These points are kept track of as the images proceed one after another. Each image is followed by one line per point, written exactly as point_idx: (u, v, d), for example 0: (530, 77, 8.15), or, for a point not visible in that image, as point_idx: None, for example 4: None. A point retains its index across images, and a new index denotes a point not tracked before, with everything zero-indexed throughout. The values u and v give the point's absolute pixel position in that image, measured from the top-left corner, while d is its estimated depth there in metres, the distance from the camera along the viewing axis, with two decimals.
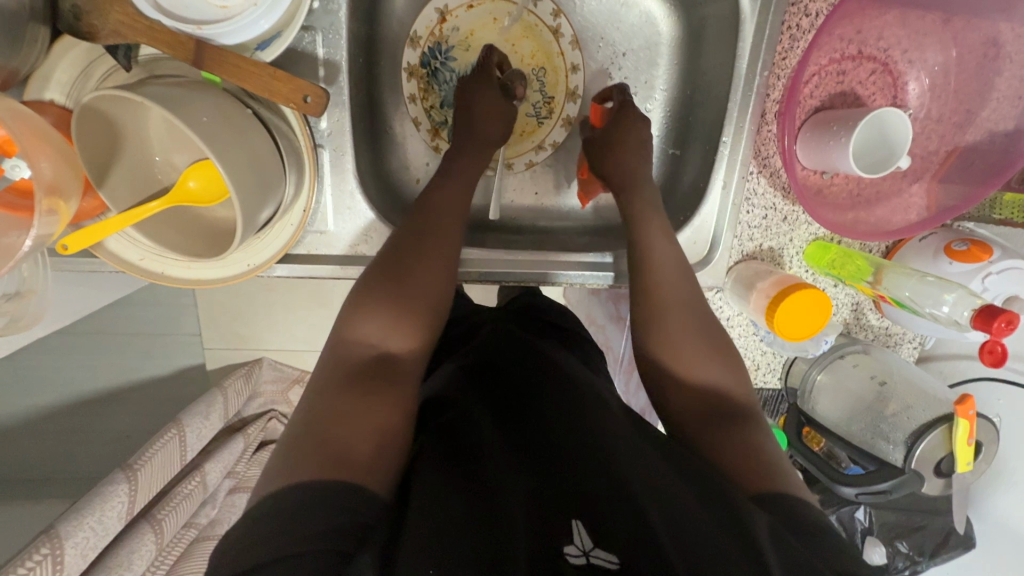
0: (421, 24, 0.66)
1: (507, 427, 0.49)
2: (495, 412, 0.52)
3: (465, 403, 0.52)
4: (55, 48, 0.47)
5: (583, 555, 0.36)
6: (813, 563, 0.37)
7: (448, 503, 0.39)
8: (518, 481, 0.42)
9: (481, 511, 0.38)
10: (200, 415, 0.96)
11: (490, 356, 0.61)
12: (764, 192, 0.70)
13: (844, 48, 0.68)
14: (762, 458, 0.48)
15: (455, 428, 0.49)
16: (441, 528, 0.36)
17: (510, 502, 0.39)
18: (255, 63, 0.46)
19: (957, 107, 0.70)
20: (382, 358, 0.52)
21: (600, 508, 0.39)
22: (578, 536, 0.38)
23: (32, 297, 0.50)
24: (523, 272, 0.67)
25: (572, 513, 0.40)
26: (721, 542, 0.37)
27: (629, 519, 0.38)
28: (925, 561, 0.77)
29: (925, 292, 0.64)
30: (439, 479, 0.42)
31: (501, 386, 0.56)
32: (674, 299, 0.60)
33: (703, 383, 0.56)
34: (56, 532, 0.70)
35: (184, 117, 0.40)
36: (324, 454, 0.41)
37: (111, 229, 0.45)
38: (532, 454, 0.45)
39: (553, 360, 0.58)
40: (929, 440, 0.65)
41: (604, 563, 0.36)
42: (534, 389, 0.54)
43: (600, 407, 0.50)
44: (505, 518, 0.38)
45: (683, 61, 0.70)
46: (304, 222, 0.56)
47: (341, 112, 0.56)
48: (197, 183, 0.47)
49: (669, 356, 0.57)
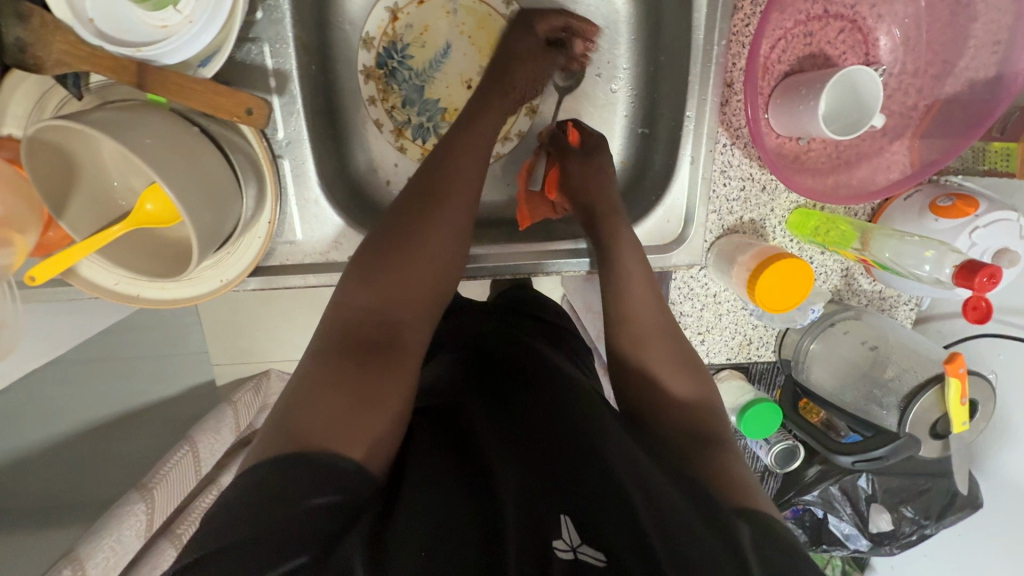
0: (373, 24, 0.66)
1: (502, 415, 0.49)
2: (488, 400, 0.52)
3: (456, 399, 0.52)
4: (6, 83, 0.48)
5: (571, 550, 0.37)
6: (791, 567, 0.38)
7: (438, 505, 0.40)
8: (510, 468, 0.42)
9: (472, 513, 0.39)
10: (210, 430, 0.97)
11: (480, 351, 0.61)
12: (739, 163, 0.68)
13: (808, 9, 0.66)
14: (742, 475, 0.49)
15: (445, 427, 0.49)
16: (430, 533, 0.37)
17: (505, 493, 0.40)
18: (198, 81, 0.46)
19: (933, 58, 0.68)
20: (389, 318, 0.51)
21: (590, 504, 0.40)
22: (566, 530, 0.38)
23: (4, 331, 0.49)
24: (528, 265, 0.67)
25: (563, 505, 0.40)
26: (709, 540, 0.38)
27: (616, 520, 0.39)
28: (933, 524, 0.76)
29: (906, 252, 0.62)
30: (429, 478, 0.42)
31: (493, 377, 0.56)
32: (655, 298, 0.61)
33: (683, 392, 0.56)
34: (77, 554, 0.72)
35: (130, 143, 0.41)
36: (333, 422, 0.42)
37: (74, 257, 0.45)
38: (526, 442, 0.45)
39: (544, 355, 0.59)
40: (922, 402, 0.64)
41: (591, 560, 0.37)
42: (529, 378, 0.54)
43: (593, 401, 0.50)
44: (497, 515, 0.38)
45: (645, 37, 0.69)
46: (270, 234, 0.56)
47: (297, 121, 0.56)
48: (155, 206, 0.47)
49: (655, 362, 0.58)
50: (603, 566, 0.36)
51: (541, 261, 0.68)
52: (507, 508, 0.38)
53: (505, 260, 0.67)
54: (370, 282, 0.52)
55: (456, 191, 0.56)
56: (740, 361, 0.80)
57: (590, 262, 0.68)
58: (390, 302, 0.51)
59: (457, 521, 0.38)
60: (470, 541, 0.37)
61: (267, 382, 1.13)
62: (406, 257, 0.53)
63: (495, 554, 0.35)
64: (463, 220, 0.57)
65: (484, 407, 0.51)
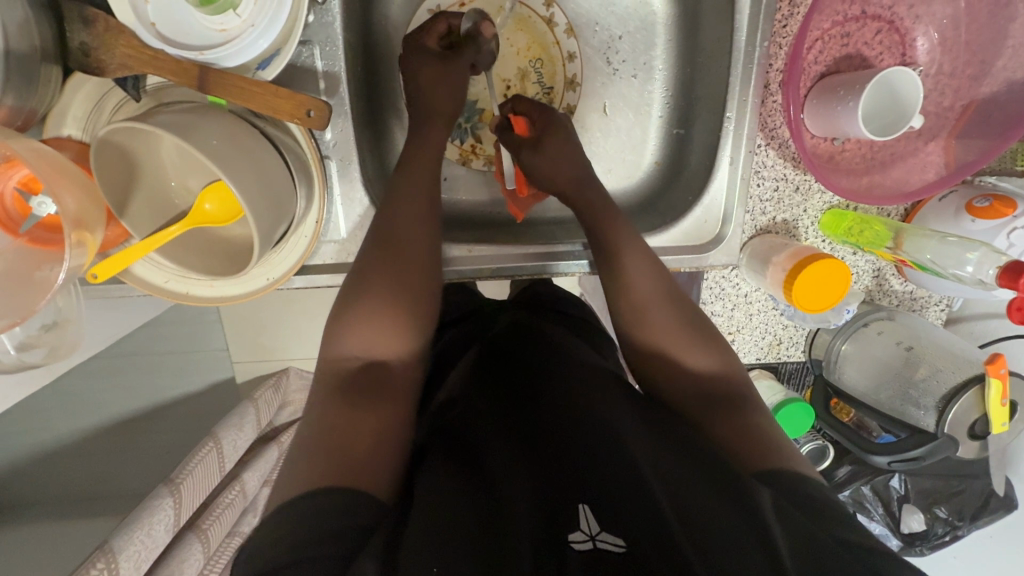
0: (416, 26, 0.67)
1: (512, 415, 0.50)
2: (501, 399, 0.53)
3: (470, 397, 0.53)
4: (68, 85, 0.49)
5: (590, 540, 0.37)
6: (819, 536, 0.38)
7: (450, 503, 0.40)
8: (522, 470, 0.43)
9: (484, 510, 0.39)
10: (233, 427, 0.99)
11: (500, 351, 0.62)
12: (774, 164, 0.68)
13: (846, 9, 0.66)
14: (763, 439, 0.49)
15: (458, 425, 0.50)
16: (443, 531, 0.37)
17: (514, 495, 0.40)
18: (258, 83, 0.47)
19: (971, 58, 0.68)
20: (376, 365, 0.51)
21: (605, 493, 0.40)
22: (584, 521, 0.38)
23: (68, 327, 0.52)
24: (523, 267, 0.67)
25: (578, 496, 0.40)
26: (731, 525, 0.38)
27: (633, 504, 0.39)
28: (965, 525, 0.77)
29: (946, 253, 0.62)
30: (444, 478, 0.43)
31: (507, 375, 0.57)
32: (671, 291, 0.59)
33: (695, 367, 0.56)
34: (110, 546, 0.73)
35: (194, 142, 0.42)
36: (327, 465, 0.42)
37: (135, 256, 0.46)
38: (535, 443, 0.46)
39: (558, 347, 0.59)
40: (961, 403, 0.64)
41: (610, 547, 0.37)
42: (538, 378, 0.54)
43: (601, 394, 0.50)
44: (509, 514, 0.39)
45: (681, 39, 0.70)
46: (317, 233, 0.57)
47: (344, 122, 0.57)
48: (213, 206, 0.49)
49: (669, 341, 0.57)
50: (623, 552, 0.37)
51: (535, 264, 0.67)
52: (516, 509, 0.39)
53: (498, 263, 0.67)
54: (355, 323, 0.53)
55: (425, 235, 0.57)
56: (770, 361, 0.80)
57: (586, 261, 0.68)
58: (373, 352, 0.52)
59: (471, 517, 0.39)
60: (484, 539, 0.37)
61: (286, 380, 1.15)
62: (375, 304, 0.53)
63: (509, 549, 0.36)
64: (429, 263, 0.57)
65: (493, 407, 0.51)
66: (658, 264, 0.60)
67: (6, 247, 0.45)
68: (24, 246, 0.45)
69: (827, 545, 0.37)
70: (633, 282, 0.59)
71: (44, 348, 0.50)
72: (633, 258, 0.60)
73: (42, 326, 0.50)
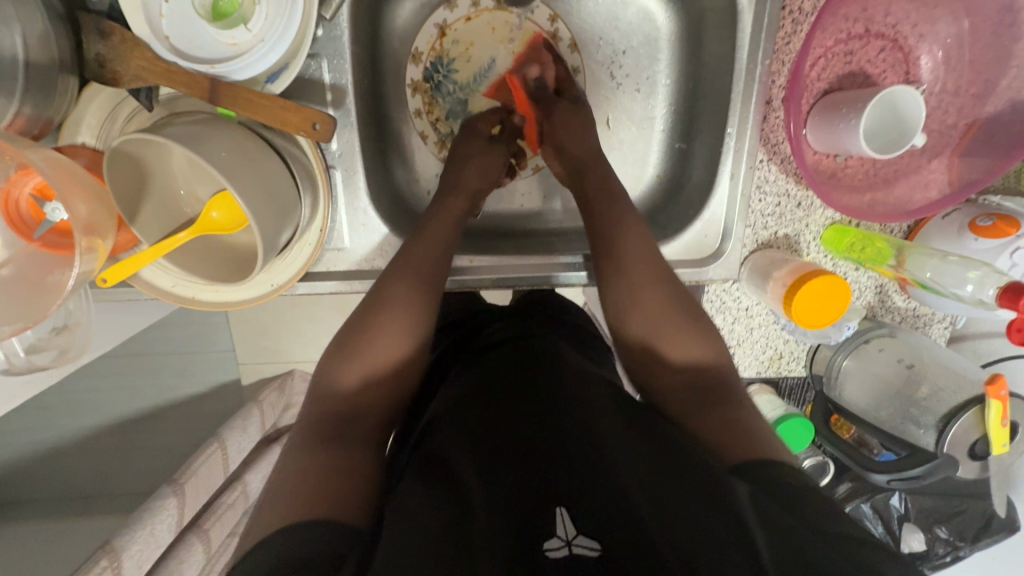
0: (422, 40, 0.69)
1: (490, 419, 0.50)
2: (480, 400, 0.53)
3: (449, 406, 0.54)
4: (84, 96, 0.50)
5: (565, 546, 0.38)
6: (801, 534, 0.39)
7: (423, 517, 0.41)
8: (497, 476, 0.43)
9: (454, 521, 0.40)
10: (238, 428, 1.00)
11: (485, 355, 0.62)
12: (776, 179, 0.69)
13: (850, 28, 0.67)
14: (752, 434, 0.49)
15: (434, 434, 0.50)
16: (415, 549, 0.38)
17: (485, 504, 0.41)
18: (266, 97, 0.49)
19: (975, 78, 0.68)
20: (361, 398, 0.53)
21: (582, 500, 0.41)
22: (560, 525, 0.39)
23: (77, 329, 0.54)
24: (536, 276, 0.68)
25: (554, 500, 0.41)
26: (708, 529, 0.38)
27: (611, 513, 0.40)
28: (967, 546, 0.75)
29: (947, 272, 0.62)
30: (419, 495, 0.43)
31: (489, 374, 0.57)
32: (671, 292, 0.60)
33: (680, 359, 0.57)
34: (114, 544, 0.74)
35: (204, 154, 0.43)
36: (314, 494, 0.43)
37: (144, 262, 0.48)
38: (509, 446, 0.46)
39: (541, 353, 0.59)
40: (961, 422, 0.64)
41: (585, 551, 0.38)
42: (517, 385, 0.54)
43: (580, 399, 0.51)
44: (480, 523, 0.39)
45: (684, 54, 0.71)
46: (322, 241, 0.58)
47: (350, 133, 0.58)
48: (220, 214, 0.50)
49: (658, 333, 0.59)
50: (598, 556, 0.37)
51: (555, 274, 0.68)
52: (485, 520, 0.39)
53: (515, 272, 0.67)
54: (343, 356, 0.55)
55: (425, 258, 0.59)
56: (770, 376, 0.80)
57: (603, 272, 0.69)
58: (360, 379, 0.54)
59: (442, 527, 0.39)
60: (458, 546, 0.38)
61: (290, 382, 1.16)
62: (365, 334, 0.55)
63: (483, 560, 0.37)
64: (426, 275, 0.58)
65: (470, 412, 0.51)
66: (654, 266, 0.61)
67: (21, 250, 0.46)
68: (37, 251, 0.46)
69: (806, 537, 0.38)
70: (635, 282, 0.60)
71: (55, 350, 0.52)
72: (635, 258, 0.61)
73: (53, 328, 0.52)
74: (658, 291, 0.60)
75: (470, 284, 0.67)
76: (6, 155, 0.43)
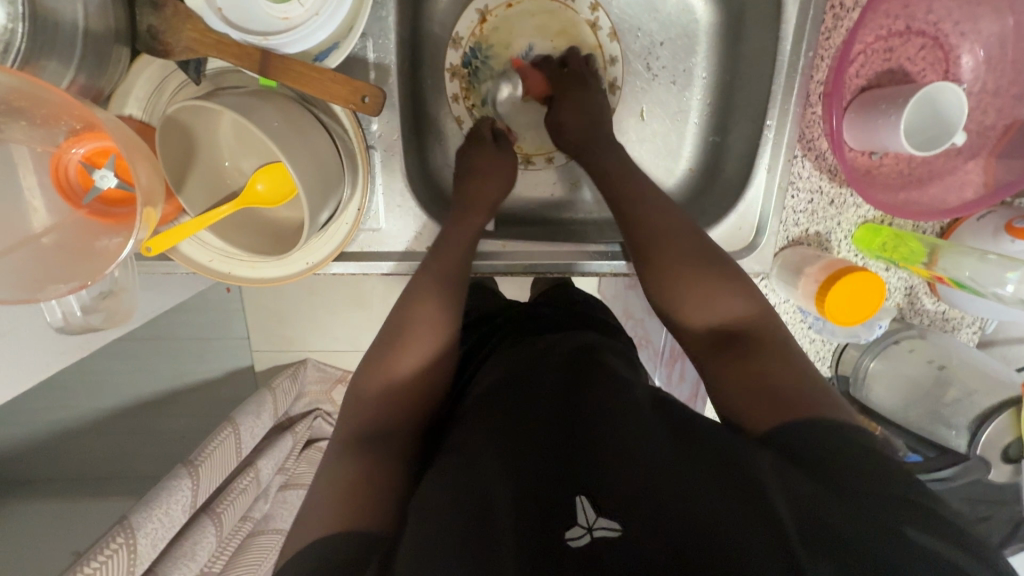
0: (463, 25, 0.70)
1: (506, 407, 0.50)
2: (505, 395, 0.52)
3: (473, 404, 0.53)
4: (135, 66, 0.51)
5: (587, 532, 0.38)
6: (828, 521, 0.38)
7: (439, 514, 0.41)
8: (510, 464, 0.44)
9: (474, 518, 0.40)
10: (252, 414, 1.00)
11: (515, 346, 0.62)
12: (810, 175, 0.68)
13: (891, 24, 0.66)
14: (772, 391, 0.49)
15: (459, 433, 0.50)
16: (435, 547, 0.38)
17: (505, 501, 0.41)
18: (319, 70, 0.49)
19: (1016, 79, 0.67)
20: (388, 402, 0.53)
21: (601, 486, 0.41)
22: (581, 513, 0.39)
23: (122, 295, 0.54)
24: (571, 264, 0.67)
25: (576, 487, 0.41)
26: (724, 514, 0.38)
27: (631, 504, 0.40)
28: (993, 552, 0.74)
29: (985, 272, 0.62)
30: (436, 490, 0.44)
31: (513, 369, 0.56)
32: (692, 251, 0.59)
33: (706, 319, 0.57)
34: (130, 522, 0.74)
35: (256, 121, 0.44)
36: (355, 496, 0.45)
37: (190, 232, 0.48)
38: (527, 438, 0.46)
39: (569, 349, 0.58)
40: (995, 424, 0.64)
41: (607, 533, 0.38)
42: (536, 379, 0.54)
43: (594, 384, 0.51)
44: (499, 521, 0.40)
45: (722, 47, 0.70)
46: (358, 221, 0.59)
47: (391, 114, 0.58)
48: (265, 186, 0.50)
49: (672, 295, 0.58)
50: (621, 535, 0.38)
51: (595, 262, 0.67)
52: (504, 521, 0.39)
53: (552, 258, 0.67)
54: (383, 343, 0.56)
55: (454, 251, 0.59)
56: None
57: None
58: (383, 389, 0.53)
59: (461, 526, 0.40)
60: (470, 538, 0.39)
61: (304, 370, 1.17)
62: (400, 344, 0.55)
63: (501, 548, 0.38)
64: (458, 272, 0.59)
65: (490, 408, 0.51)
66: (695, 229, 0.61)
67: (67, 218, 0.47)
68: (82, 218, 0.47)
69: (832, 521, 0.38)
70: (647, 222, 0.60)
71: (103, 313, 0.54)
72: (656, 215, 0.61)
73: (99, 293, 0.53)
74: (678, 263, 0.58)
75: (516, 271, 0.67)
76: (61, 120, 0.44)
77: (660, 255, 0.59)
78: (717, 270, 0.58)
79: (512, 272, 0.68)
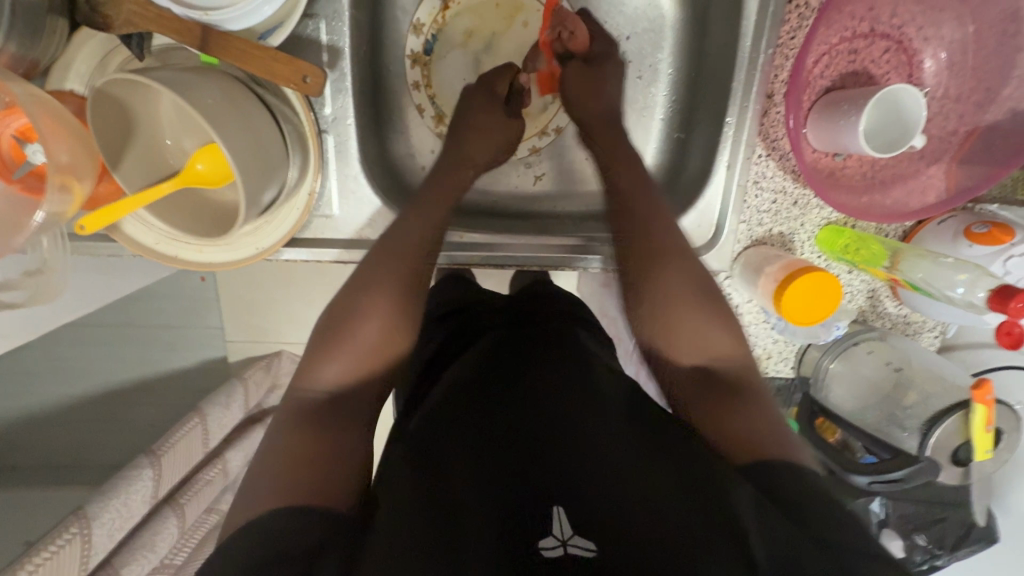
0: (424, 11, 0.68)
1: (483, 412, 0.49)
2: (478, 403, 0.51)
3: (446, 402, 0.52)
4: (74, 39, 0.50)
5: (560, 546, 0.36)
6: (802, 543, 0.37)
7: (412, 517, 0.39)
8: (487, 474, 0.43)
9: (446, 524, 0.39)
10: (220, 404, 0.98)
11: (480, 341, 0.61)
12: (773, 175, 0.68)
13: (855, 26, 0.66)
14: (762, 433, 0.48)
15: (429, 432, 0.48)
16: (406, 549, 0.37)
17: (476, 507, 0.40)
18: (259, 47, 0.48)
19: (977, 85, 0.67)
20: (348, 390, 0.51)
21: (576, 500, 0.40)
22: (557, 525, 0.38)
23: (51, 273, 0.54)
24: (537, 259, 0.67)
25: (551, 499, 0.40)
26: (696, 527, 0.38)
27: (606, 517, 0.39)
28: (944, 554, 0.73)
29: (938, 275, 0.62)
30: (407, 493, 0.42)
31: (490, 370, 0.55)
32: (688, 273, 0.59)
33: (694, 353, 0.56)
34: (85, 511, 0.72)
35: (190, 99, 0.43)
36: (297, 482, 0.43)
37: (124, 211, 0.46)
38: (503, 448, 0.45)
39: (542, 355, 0.57)
40: (944, 427, 0.64)
41: (582, 552, 0.36)
42: (513, 383, 0.53)
43: (573, 394, 0.50)
44: (471, 526, 0.38)
45: (687, 44, 0.70)
46: (309, 206, 0.57)
47: (344, 98, 0.57)
48: (205, 166, 0.50)
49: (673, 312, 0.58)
50: (594, 556, 0.36)
51: (560, 257, 0.67)
52: (475, 529, 0.38)
53: (519, 253, 0.67)
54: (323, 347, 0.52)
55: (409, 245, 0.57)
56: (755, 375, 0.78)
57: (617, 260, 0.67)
58: (344, 371, 0.52)
59: (433, 533, 0.38)
60: (442, 542, 0.37)
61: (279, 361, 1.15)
62: (354, 324, 0.53)
63: (469, 552, 0.36)
64: (418, 259, 0.58)
65: (464, 410, 0.50)
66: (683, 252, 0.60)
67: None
68: (14, 194, 0.45)
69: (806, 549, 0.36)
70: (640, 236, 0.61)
71: (26, 291, 0.52)
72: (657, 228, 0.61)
73: (25, 271, 0.52)
74: (672, 290, 0.58)
75: (473, 263, 0.67)
76: None
77: (652, 273, 0.59)
78: (698, 301, 0.58)
79: (470, 264, 0.67)
